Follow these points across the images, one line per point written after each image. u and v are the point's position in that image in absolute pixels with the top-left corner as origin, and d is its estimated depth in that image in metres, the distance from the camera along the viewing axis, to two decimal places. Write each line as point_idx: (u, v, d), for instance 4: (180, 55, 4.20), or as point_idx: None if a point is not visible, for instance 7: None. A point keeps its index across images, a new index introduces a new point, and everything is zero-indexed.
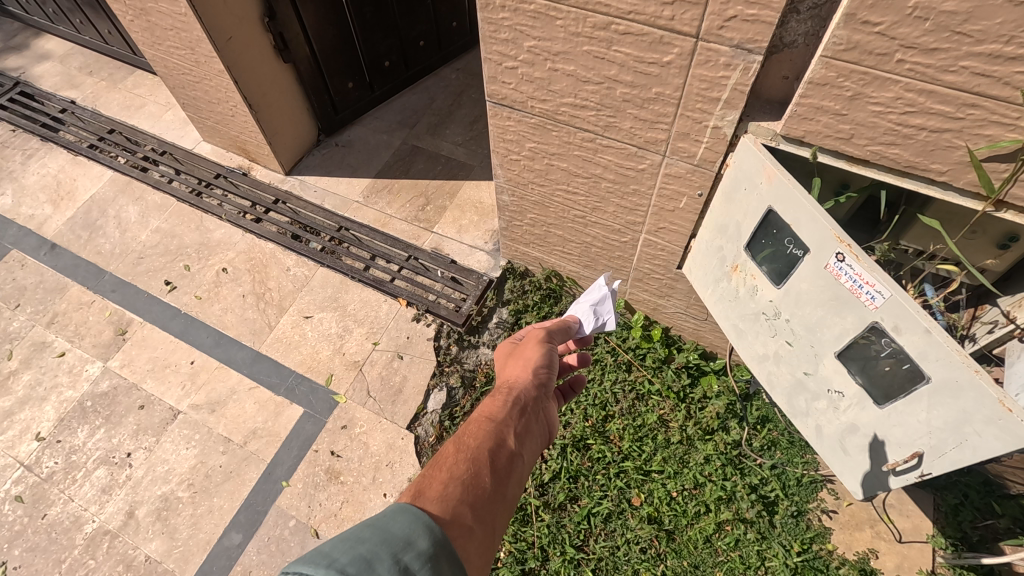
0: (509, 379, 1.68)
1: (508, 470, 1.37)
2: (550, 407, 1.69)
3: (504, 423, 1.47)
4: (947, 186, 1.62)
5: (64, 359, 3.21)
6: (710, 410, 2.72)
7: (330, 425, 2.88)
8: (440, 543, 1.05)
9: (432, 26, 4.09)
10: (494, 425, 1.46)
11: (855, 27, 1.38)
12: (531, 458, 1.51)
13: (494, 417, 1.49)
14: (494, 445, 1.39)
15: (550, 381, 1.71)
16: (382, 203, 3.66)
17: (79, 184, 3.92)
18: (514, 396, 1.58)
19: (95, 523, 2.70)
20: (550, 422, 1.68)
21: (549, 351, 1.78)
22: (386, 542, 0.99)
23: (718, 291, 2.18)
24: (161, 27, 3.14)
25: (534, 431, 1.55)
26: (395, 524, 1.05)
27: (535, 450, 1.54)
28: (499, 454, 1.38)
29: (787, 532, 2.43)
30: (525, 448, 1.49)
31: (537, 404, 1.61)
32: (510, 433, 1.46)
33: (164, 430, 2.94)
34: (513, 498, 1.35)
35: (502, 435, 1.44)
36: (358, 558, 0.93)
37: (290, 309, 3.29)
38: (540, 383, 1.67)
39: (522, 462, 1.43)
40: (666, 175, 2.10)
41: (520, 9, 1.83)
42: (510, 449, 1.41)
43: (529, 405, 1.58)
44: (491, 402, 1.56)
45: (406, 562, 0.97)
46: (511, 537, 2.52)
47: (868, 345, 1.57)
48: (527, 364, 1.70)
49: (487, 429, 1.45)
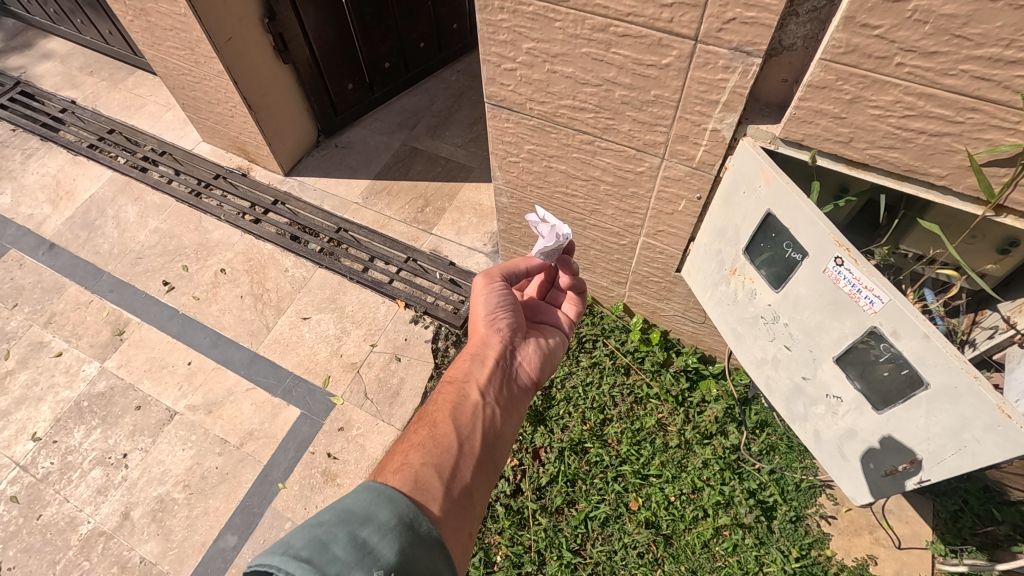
0: (473, 328, 1.84)
1: (471, 428, 1.56)
2: (520, 358, 1.86)
3: (465, 382, 1.68)
4: (947, 191, 1.61)
5: (60, 359, 3.20)
6: (709, 414, 2.70)
7: (326, 428, 2.87)
8: (399, 514, 1.11)
9: (433, 28, 4.09)
10: (455, 386, 1.67)
11: (855, 30, 1.37)
12: (499, 412, 1.68)
13: (455, 378, 1.70)
14: (456, 407, 1.60)
15: (507, 324, 1.83)
16: (381, 204, 3.65)
17: (79, 184, 3.92)
18: (475, 353, 1.77)
19: (90, 524, 2.69)
20: (523, 371, 1.85)
21: (509, 291, 1.86)
22: (345, 521, 1.03)
23: (717, 294, 2.16)
24: (161, 27, 3.13)
25: (500, 384, 1.74)
26: (355, 504, 1.10)
27: (503, 404, 1.72)
28: (458, 412, 1.59)
29: (786, 537, 2.41)
30: (490, 402, 1.67)
31: (497, 354, 1.78)
32: (471, 390, 1.66)
33: (160, 431, 2.93)
34: (479, 453, 1.52)
35: (462, 393, 1.65)
36: (314, 540, 0.96)
37: (288, 310, 3.28)
38: (499, 332, 1.82)
39: (486, 414, 1.63)
40: (665, 178, 2.09)
41: (519, 11, 1.83)
42: (471, 406, 1.62)
43: (489, 359, 1.76)
44: (454, 364, 1.76)
45: (364, 536, 1.01)
46: (507, 541, 2.50)
47: (868, 350, 1.56)
48: (479, 311, 1.82)
49: (450, 392, 1.65)
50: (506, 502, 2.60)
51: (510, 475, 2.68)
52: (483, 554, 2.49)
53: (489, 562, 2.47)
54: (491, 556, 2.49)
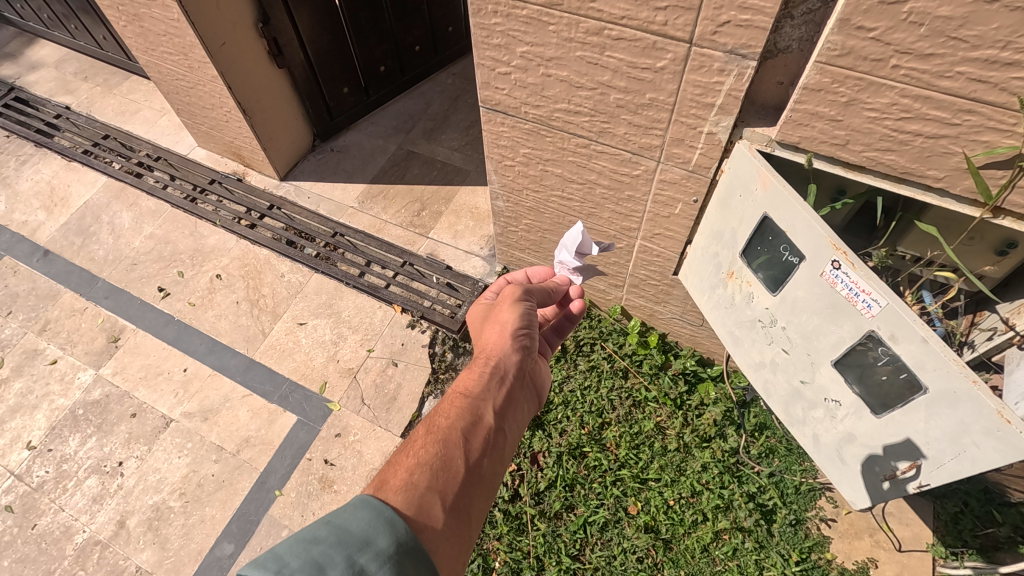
0: (491, 342, 1.75)
1: (481, 449, 1.45)
2: (529, 374, 1.79)
3: (480, 399, 1.56)
4: (945, 193, 1.60)
5: (55, 367, 3.18)
6: (707, 417, 2.68)
7: (324, 434, 2.85)
8: (400, 543, 1.09)
9: (429, 31, 4.07)
10: (469, 401, 1.55)
11: (849, 33, 1.36)
12: (509, 433, 1.59)
13: (469, 393, 1.58)
14: (468, 425, 1.48)
15: (527, 340, 1.77)
16: (377, 208, 3.64)
17: (73, 189, 3.90)
18: (493, 367, 1.66)
19: (85, 533, 2.67)
20: (530, 389, 1.78)
21: (531, 310, 1.83)
22: (343, 543, 1.02)
23: (714, 297, 2.15)
24: (155, 32, 3.12)
25: (512, 403, 1.66)
26: (355, 523, 1.08)
27: (512, 423, 1.63)
28: (470, 432, 1.47)
29: (786, 541, 2.41)
30: (502, 422, 1.58)
31: (516, 372, 1.70)
32: (485, 409, 1.55)
33: (156, 439, 2.91)
34: (485, 478, 1.42)
35: (476, 410, 1.53)
36: (310, 561, 0.96)
37: (284, 316, 3.27)
38: (521, 349, 1.75)
39: (497, 437, 1.53)
40: (661, 181, 2.08)
41: (513, 15, 1.81)
42: (485, 426, 1.51)
43: (506, 375, 1.67)
44: (467, 376, 1.64)
45: (361, 563, 1.00)
46: (506, 547, 2.48)
47: (865, 353, 1.55)
48: (506, 326, 1.75)
49: (463, 406, 1.53)
50: (504, 508, 2.57)
51: (510, 481, 2.66)
52: (482, 560, 2.46)
53: (488, 568, 2.45)
54: (490, 561, 2.46)
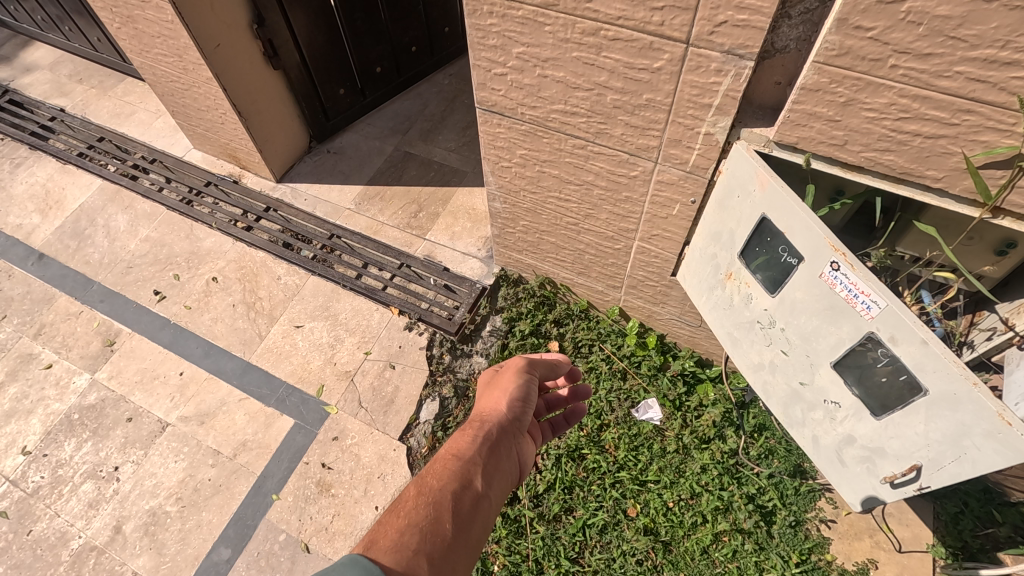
0: (487, 408, 1.75)
1: (470, 516, 1.39)
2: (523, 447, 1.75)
3: (471, 463, 1.54)
4: (943, 193, 1.59)
5: (50, 371, 3.16)
6: (706, 418, 2.67)
7: (321, 437, 2.83)
8: None
9: (425, 31, 4.06)
10: (460, 465, 1.52)
11: (847, 32, 1.35)
12: (497, 502, 1.53)
13: (460, 458, 1.55)
14: (458, 488, 1.44)
15: (524, 413, 1.76)
16: (374, 210, 3.62)
17: (68, 192, 3.88)
18: (486, 431, 1.65)
19: (81, 539, 2.65)
20: (521, 463, 1.74)
21: (531, 383, 1.84)
22: None
23: (712, 298, 2.14)
24: (149, 34, 3.10)
25: (504, 471, 1.61)
26: None
27: (501, 493, 1.57)
28: (460, 495, 1.42)
29: (786, 542, 2.39)
30: (491, 489, 1.53)
31: (509, 441, 1.68)
32: (476, 475, 1.51)
33: (152, 443, 2.89)
34: (472, 547, 1.35)
35: (467, 475, 1.50)
36: None
37: (281, 318, 3.25)
38: (517, 420, 1.74)
39: (485, 504, 1.47)
40: (659, 181, 2.07)
41: (509, 15, 1.80)
42: (475, 492, 1.46)
43: (499, 442, 1.64)
44: (460, 441, 1.62)
45: None
46: (505, 550, 2.46)
47: (865, 354, 1.54)
48: (505, 393, 1.76)
49: (454, 470, 1.50)
50: (503, 511, 2.56)
51: None
52: (481, 563, 2.45)
53: (487, 572, 2.44)
54: (488, 564, 2.45)
